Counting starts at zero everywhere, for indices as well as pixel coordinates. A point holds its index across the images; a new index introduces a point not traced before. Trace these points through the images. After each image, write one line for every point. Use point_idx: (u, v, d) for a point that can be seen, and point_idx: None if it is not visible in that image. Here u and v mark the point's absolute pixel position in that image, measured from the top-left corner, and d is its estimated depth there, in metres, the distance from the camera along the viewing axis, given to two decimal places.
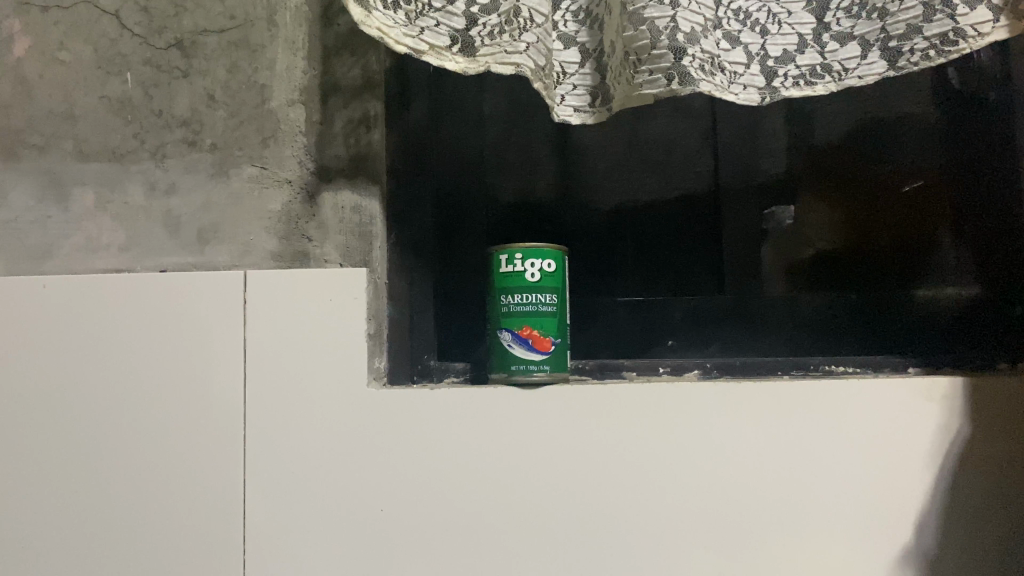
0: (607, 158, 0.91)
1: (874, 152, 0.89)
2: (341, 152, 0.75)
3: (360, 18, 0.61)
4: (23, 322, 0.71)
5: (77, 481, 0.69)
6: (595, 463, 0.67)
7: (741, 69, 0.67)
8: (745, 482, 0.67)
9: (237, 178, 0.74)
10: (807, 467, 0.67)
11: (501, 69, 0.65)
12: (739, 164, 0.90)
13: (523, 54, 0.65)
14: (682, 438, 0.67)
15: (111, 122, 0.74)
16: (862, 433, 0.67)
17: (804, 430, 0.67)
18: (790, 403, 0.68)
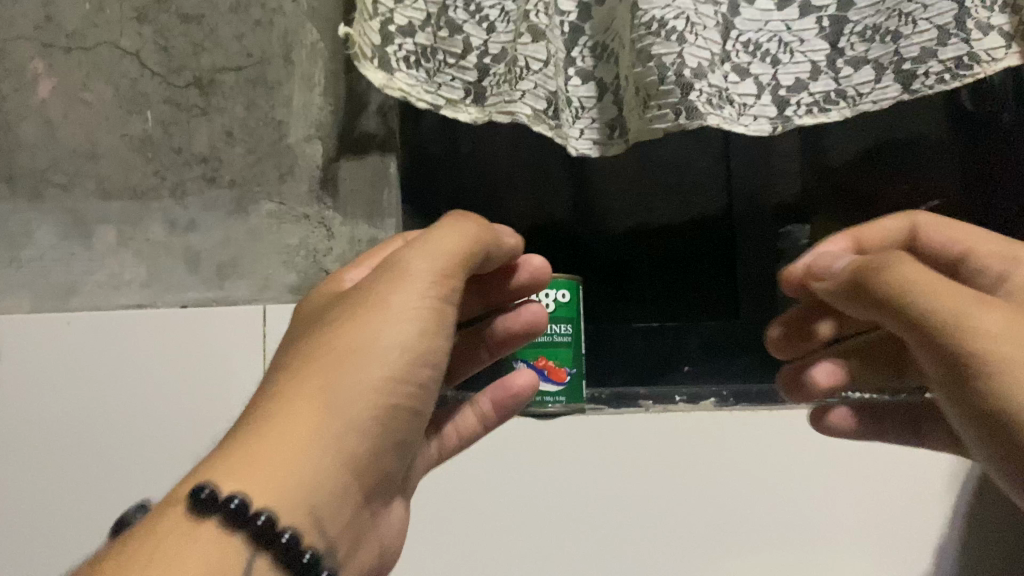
0: (618, 182, 0.92)
1: (890, 172, 0.88)
2: (377, 125, 0.79)
3: (380, 82, 0.66)
4: (46, 359, 0.72)
5: (95, 521, 0.69)
6: (613, 494, 0.68)
7: (752, 100, 0.68)
8: (765, 512, 0.67)
9: (256, 214, 0.76)
10: (823, 495, 0.67)
11: (501, 118, 0.68)
12: (753, 186, 0.91)
13: (520, 102, 0.68)
14: (694, 467, 0.68)
15: (133, 161, 0.76)
16: (875, 458, 0.68)
17: (819, 457, 0.68)
18: (802, 428, 0.68)
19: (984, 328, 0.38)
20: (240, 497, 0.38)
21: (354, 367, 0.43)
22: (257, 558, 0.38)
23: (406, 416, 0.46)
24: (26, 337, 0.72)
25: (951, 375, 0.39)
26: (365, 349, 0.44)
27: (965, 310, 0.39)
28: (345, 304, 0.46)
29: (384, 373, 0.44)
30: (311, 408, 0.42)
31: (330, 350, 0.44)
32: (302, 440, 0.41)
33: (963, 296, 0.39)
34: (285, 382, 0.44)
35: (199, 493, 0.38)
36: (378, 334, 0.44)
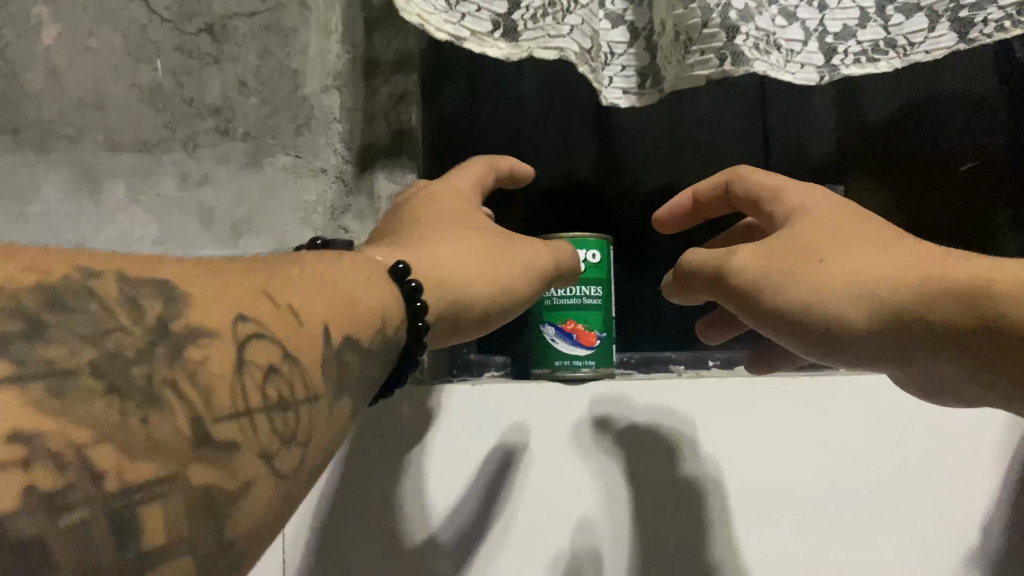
0: (645, 140, 0.87)
1: (928, 130, 0.85)
2: (386, 125, 0.75)
3: (400, 4, 0.58)
4: None
5: None
6: (662, 475, 0.65)
7: (798, 47, 0.64)
8: (812, 489, 0.64)
9: (271, 168, 0.72)
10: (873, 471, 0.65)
11: (544, 54, 0.62)
12: (792, 147, 0.87)
13: (566, 38, 0.62)
14: (731, 437, 0.66)
15: (142, 112, 0.72)
16: (911, 429, 0.66)
17: (869, 434, 0.65)
18: (835, 401, 0.66)
19: (777, 273, 0.51)
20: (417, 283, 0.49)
21: (495, 266, 0.56)
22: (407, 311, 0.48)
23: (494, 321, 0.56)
24: None
25: (764, 318, 0.52)
26: (503, 260, 0.57)
27: (764, 269, 0.52)
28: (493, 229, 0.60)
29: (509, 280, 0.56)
30: (459, 260, 0.55)
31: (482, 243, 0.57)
32: (454, 273, 0.53)
33: (759, 256, 0.53)
34: (447, 230, 0.56)
35: (398, 266, 0.49)
36: (513, 258, 0.57)
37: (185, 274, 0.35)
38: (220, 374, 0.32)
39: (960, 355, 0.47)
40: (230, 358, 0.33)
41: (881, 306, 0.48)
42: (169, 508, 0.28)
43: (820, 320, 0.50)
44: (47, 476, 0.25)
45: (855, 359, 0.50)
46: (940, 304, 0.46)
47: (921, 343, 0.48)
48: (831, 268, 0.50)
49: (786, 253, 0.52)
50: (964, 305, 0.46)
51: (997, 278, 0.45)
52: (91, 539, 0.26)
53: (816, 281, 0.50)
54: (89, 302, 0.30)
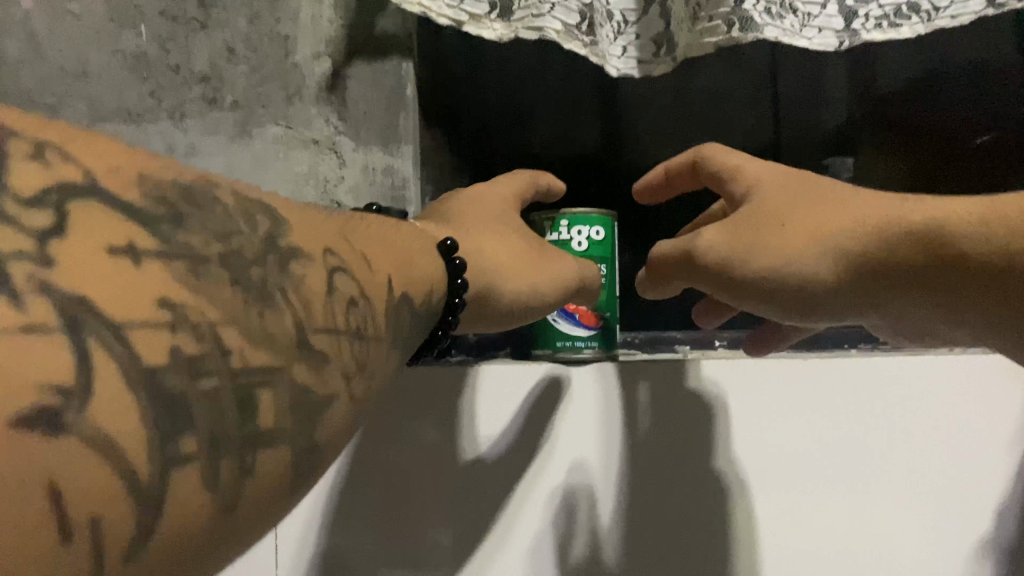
0: (652, 111, 0.85)
1: (947, 95, 0.81)
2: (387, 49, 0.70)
3: None
4: None
5: None
6: (664, 462, 0.63)
7: (817, 10, 0.60)
8: (819, 474, 0.62)
9: (260, 139, 0.69)
10: (885, 458, 0.62)
11: (529, 34, 0.62)
12: (801, 120, 0.85)
13: (549, 16, 0.62)
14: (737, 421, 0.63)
15: (126, 80, 0.70)
16: (928, 414, 0.62)
17: (883, 420, 0.62)
18: (854, 378, 0.62)
19: (740, 249, 0.49)
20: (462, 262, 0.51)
21: (526, 261, 0.58)
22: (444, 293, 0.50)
23: (519, 312, 0.57)
24: None
25: (733, 294, 0.50)
26: (535, 259, 0.59)
27: (724, 245, 0.50)
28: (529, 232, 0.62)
29: (540, 274, 0.57)
30: (495, 250, 0.57)
31: (517, 239, 0.60)
32: (491, 260, 0.56)
33: (719, 233, 0.51)
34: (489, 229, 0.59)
35: (446, 243, 0.51)
36: (545, 257, 0.59)
37: (289, 204, 0.35)
38: (316, 292, 0.32)
39: (934, 285, 0.44)
40: (323, 279, 0.33)
41: (842, 258, 0.46)
42: (277, 395, 0.28)
43: (787, 288, 0.47)
44: (189, 341, 0.25)
45: (831, 315, 0.48)
46: (901, 249, 0.44)
47: (892, 288, 0.45)
48: (794, 233, 0.48)
49: (744, 225, 0.50)
50: (927, 245, 0.43)
51: (959, 214, 0.43)
52: (222, 406, 0.26)
53: (781, 250, 0.48)
54: (214, 204, 0.30)
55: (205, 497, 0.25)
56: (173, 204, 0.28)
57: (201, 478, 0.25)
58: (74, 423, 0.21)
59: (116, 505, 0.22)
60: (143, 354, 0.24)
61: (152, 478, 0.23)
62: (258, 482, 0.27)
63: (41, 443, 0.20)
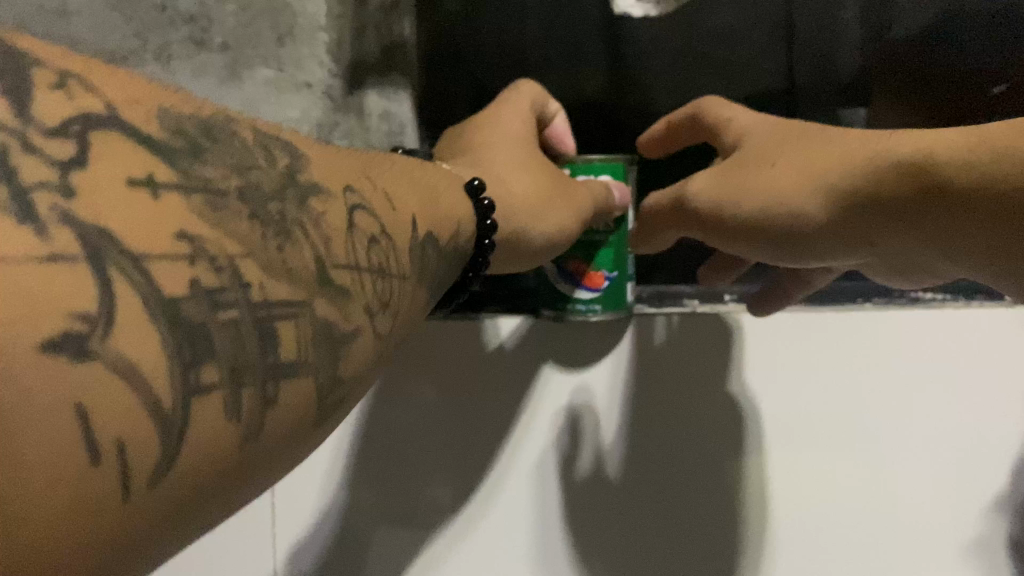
0: (661, 57, 0.81)
1: (967, 40, 0.77)
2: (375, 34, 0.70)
3: None
4: None
5: None
6: (671, 422, 0.66)
7: None
8: (820, 433, 0.65)
9: (251, 81, 0.67)
10: (890, 420, 0.64)
11: None
12: (814, 66, 0.81)
13: None
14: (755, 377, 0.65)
15: (107, 18, 0.64)
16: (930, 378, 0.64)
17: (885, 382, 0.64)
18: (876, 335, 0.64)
19: (733, 190, 0.51)
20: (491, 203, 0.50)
21: (548, 194, 0.58)
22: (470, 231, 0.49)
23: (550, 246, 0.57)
24: None
25: (728, 235, 0.52)
26: (555, 189, 0.58)
27: (721, 186, 0.52)
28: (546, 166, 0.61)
29: (560, 208, 0.57)
30: (517, 183, 0.57)
31: (538, 171, 0.59)
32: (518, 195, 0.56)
33: (716, 175, 0.53)
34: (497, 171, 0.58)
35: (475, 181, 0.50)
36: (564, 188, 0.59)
37: (300, 139, 0.34)
38: (336, 227, 0.32)
39: (921, 212, 0.43)
40: (343, 216, 0.32)
41: (830, 190, 0.46)
42: (299, 327, 0.28)
43: (777, 223, 0.49)
44: (209, 274, 0.25)
45: (823, 253, 0.48)
46: (886, 171, 0.44)
47: (878, 220, 0.45)
48: (782, 171, 0.49)
49: (742, 168, 0.52)
50: (912, 174, 0.43)
51: (944, 141, 0.42)
52: (243, 338, 0.26)
53: (771, 186, 0.49)
54: (232, 140, 0.29)
55: (227, 427, 0.25)
56: (194, 138, 0.27)
57: (224, 408, 0.25)
58: (99, 348, 0.21)
59: (138, 422, 0.22)
60: (163, 284, 0.23)
61: (174, 404, 0.23)
62: (283, 410, 0.27)
63: (71, 365, 0.21)
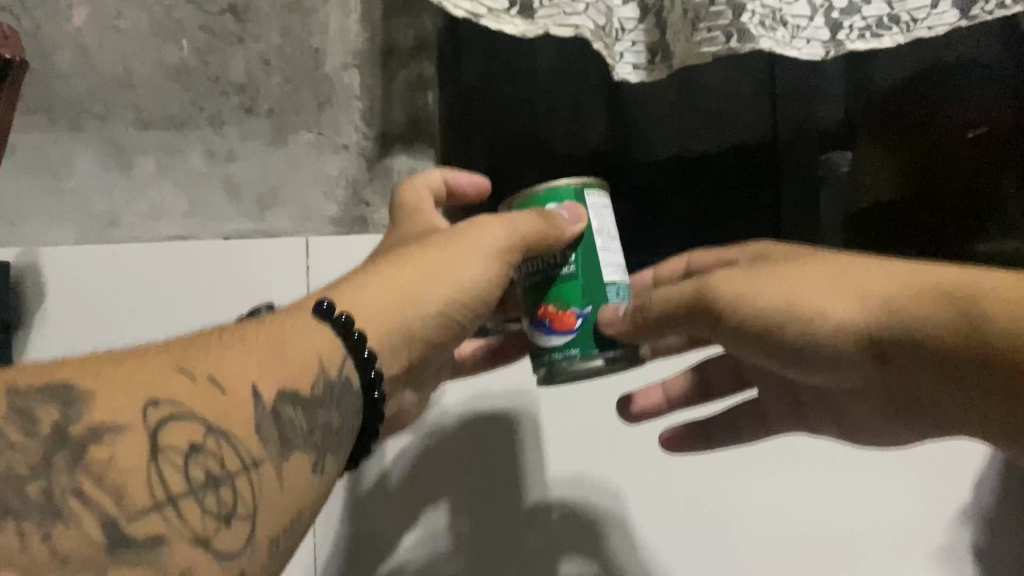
0: (657, 109, 0.88)
1: (939, 96, 0.87)
2: (405, 105, 0.81)
3: None
4: (79, 282, 0.69)
5: None
6: (646, 489, 0.73)
7: (805, 22, 0.65)
8: (782, 514, 0.74)
9: (294, 143, 0.77)
10: (840, 515, 0.74)
11: (558, 31, 0.64)
12: (795, 117, 0.89)
13: (582, 15, 0.64)
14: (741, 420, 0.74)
15: (168, 90, 0.75)
16: (874, 485, 0.75)
17: (840, 481, 0.75)
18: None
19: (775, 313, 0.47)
20: (350, 316, 0.47)
21: (428, 280, 0.52)
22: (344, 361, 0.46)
23: (452, 330, 0.54)
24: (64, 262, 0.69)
25: (741, 340, 0.49)
26: (443, 268, 0.53)
27: (752, 291, 0.48)
28: (445, 235, 0.56)
29: (446, 283, 0.53)
30: (387, 288, 0.51)
31: (423, 259, 0.53)
32: (382, 310, 0.50)
33: (742, 276, 0.49)
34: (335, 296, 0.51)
35: (323, 303, 0.47)
36: (457, 261, 0.54)
37: (81, 369, 0.35)
38: (133, 461, 0.33)
39: (949, 368, 0.43)
40: (144, 442, 0.34)
41: (863, 314, 0.45)
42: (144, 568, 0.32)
43: (795, 333, 0.47)
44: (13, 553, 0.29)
45: (826, 367, 0.48)
46: (928, 324, 0.43)
47: (900, 351, 0.45)
48: (816, 295, 0.47)
49: (776, 274, 0.48)
50: (945, 313, 0.43)
51: (987, 295, 0.42)
52: None
53: (805, 311, 0.47)
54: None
55: None
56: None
57: None
58: None
59: None
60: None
61: None
62: None
63: None
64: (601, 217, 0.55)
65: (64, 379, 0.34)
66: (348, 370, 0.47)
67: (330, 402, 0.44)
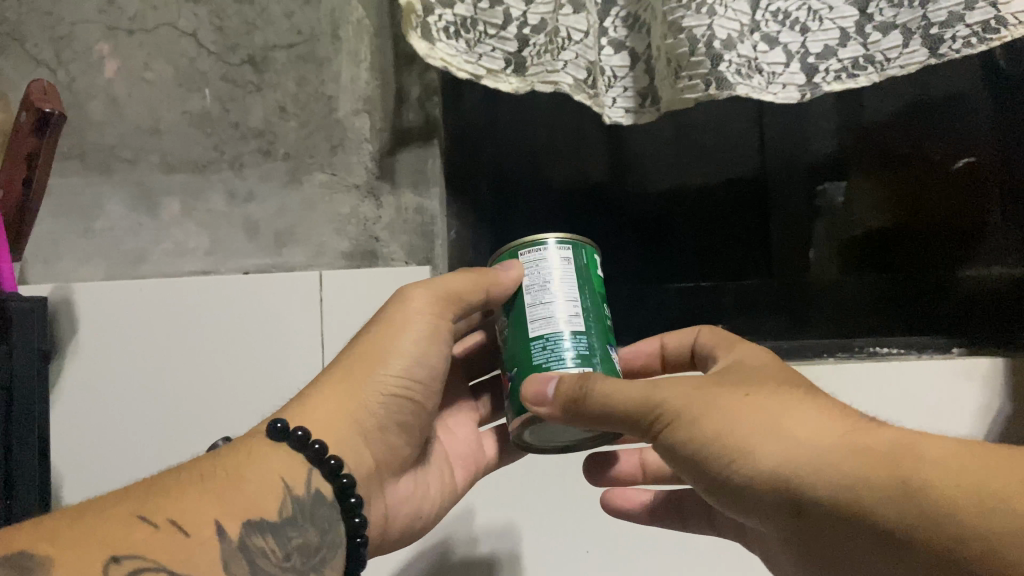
0: (655, 144, 0.96)
1: (925, 130, 0.89)
2: (411, 136, 0.81)
3: (423, 51, 0.65)
4: (110, 310, 0.75)
5: (151, 442, 0.73)
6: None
7: (780, 69, 0.68)
8: None
9: (309, 184, 0.80)
10: None
11: (542, 87, 0.69)
12: (785, 151, 0.94)
13: (563, 72, 0.69)
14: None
15: (193, 136, 0.81)
16: None
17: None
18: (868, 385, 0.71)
19: (715, 444, 0.43)
20: (304, 430, 0.51)
21: (366, 368, 0.55)
22: (313, 473, 0.50)
23: (411, 412, 0.58)
24: (97, 294, 0.75)
25: (676, 459, 0.46)
26: (381, 350, 0.56)
27: (695, 409, 0.45)
28: (373, 323, 0.58)
29: (382, 367, 0.55)
30: (332, 391, 0.55)
31: (362, 351, 0.56)
32: (336, 414, 0.54)
33: (697, 389, 0.46)
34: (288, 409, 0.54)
35: (274, 423, 0.50)
36: (393, 337, 0.56)
37: (44, 535, 0.37)
38: None
39: (867, 535, 0.37)
40: None
41: (796, 462, 0.40)
42: None
43: (717, 462, 0.43)
44: None
45: (752, 510, 0.42)
46: (841, 491, 0.38)
47: (818, 512, 0.39)
48: (752, 439, 0.42)
49: (724, 392, 0.46)
50: (873, 472, 0.37)
51: (920, 465, 0.36)
52: None
53: (737, 449, 0.42)
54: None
55: None
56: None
57: None
58: None
59: None
60: None
61: None
62: None
63: None
64: (537, 269, 0.52)
65: (22, 549, 0.36)
66: (319, 483, 0.50)
67: (303, 520, 0.48)
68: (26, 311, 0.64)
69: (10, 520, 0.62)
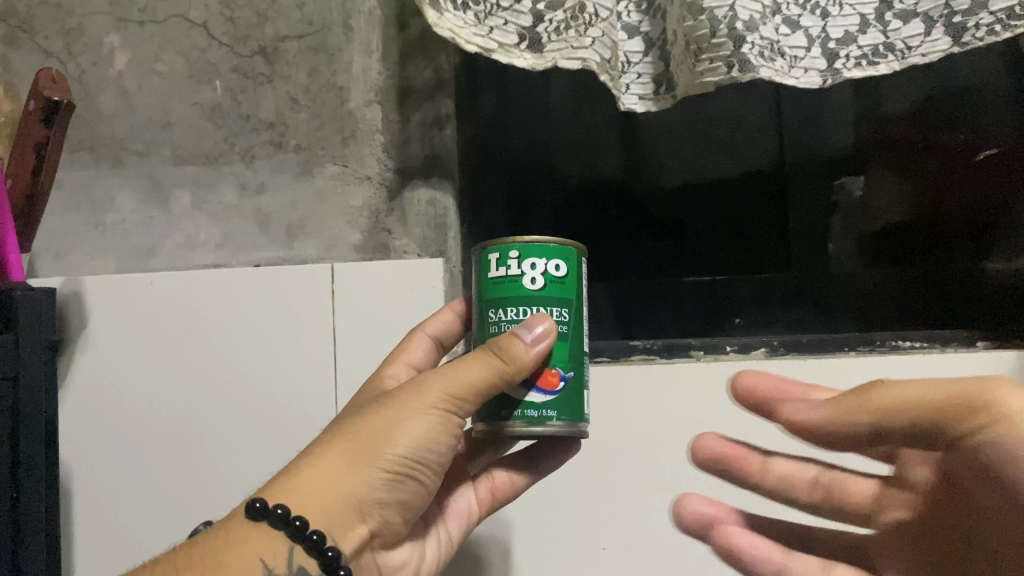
0: (668, 139, 0.94)
1: (948, 123, 0.86)
2: (425, 120, 0.79)
3: (432, 20, 0.66)
4: (121, 301, 0.74)
5: (162, 434, 0.72)
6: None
7: (802, 53, 0.66)
8: None
9: (321, 176, 0.79)
10: None
11: (567, 64, 0.67)
12: (805, 142, 0.92)
13: (589, 49, 0.67)
14: (756, 372, 0.71)
15: (203, 128, 0.80)
16: None
17: None
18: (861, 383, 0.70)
19: None
20: (285, 508, 0.47)
21: (367, 450, 0.49)
22: (296, 550, 0.47)
23: (415, 491, 0.52)
24: (109, 284, 0.75)
25: (982, 470, 0.49)
26: (388, 434, 0.50)
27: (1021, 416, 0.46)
28: (381, 400, 0.52)
29: (388, 449, 0.49)
30: (328, 472, 0.49)
31: (367, 432, 0.50)
32: (329, 493, 0.48)
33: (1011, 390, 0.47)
34: (274, 485, 0.49)
35: (252, 504, 0.47)
36: (401, 423, 0.50)
37: None
38: None
39: None
40: None
41: None
42: None
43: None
44: None
45: None
46: None
47: None
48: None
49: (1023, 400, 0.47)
50: None
51: None
52: None
53: None
54: None
55: None
56: None
57: None
58: None
59: None
60: None
61: None
62: None
63: None
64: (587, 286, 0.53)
65: None
66: (302, 560, 0.48)
67: None
68: (32, 300, 0.63)
69: (17, 513, 0.61)
